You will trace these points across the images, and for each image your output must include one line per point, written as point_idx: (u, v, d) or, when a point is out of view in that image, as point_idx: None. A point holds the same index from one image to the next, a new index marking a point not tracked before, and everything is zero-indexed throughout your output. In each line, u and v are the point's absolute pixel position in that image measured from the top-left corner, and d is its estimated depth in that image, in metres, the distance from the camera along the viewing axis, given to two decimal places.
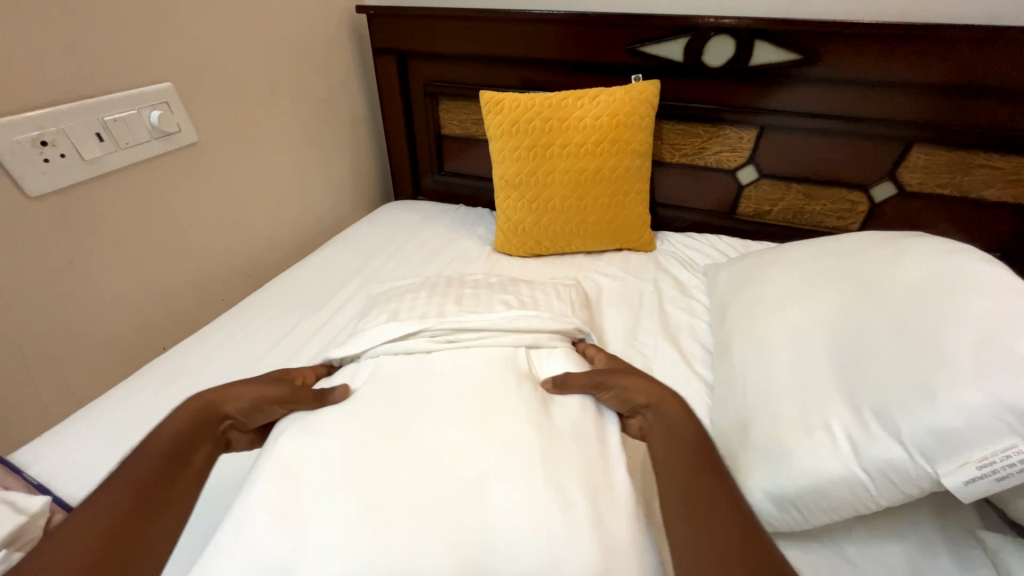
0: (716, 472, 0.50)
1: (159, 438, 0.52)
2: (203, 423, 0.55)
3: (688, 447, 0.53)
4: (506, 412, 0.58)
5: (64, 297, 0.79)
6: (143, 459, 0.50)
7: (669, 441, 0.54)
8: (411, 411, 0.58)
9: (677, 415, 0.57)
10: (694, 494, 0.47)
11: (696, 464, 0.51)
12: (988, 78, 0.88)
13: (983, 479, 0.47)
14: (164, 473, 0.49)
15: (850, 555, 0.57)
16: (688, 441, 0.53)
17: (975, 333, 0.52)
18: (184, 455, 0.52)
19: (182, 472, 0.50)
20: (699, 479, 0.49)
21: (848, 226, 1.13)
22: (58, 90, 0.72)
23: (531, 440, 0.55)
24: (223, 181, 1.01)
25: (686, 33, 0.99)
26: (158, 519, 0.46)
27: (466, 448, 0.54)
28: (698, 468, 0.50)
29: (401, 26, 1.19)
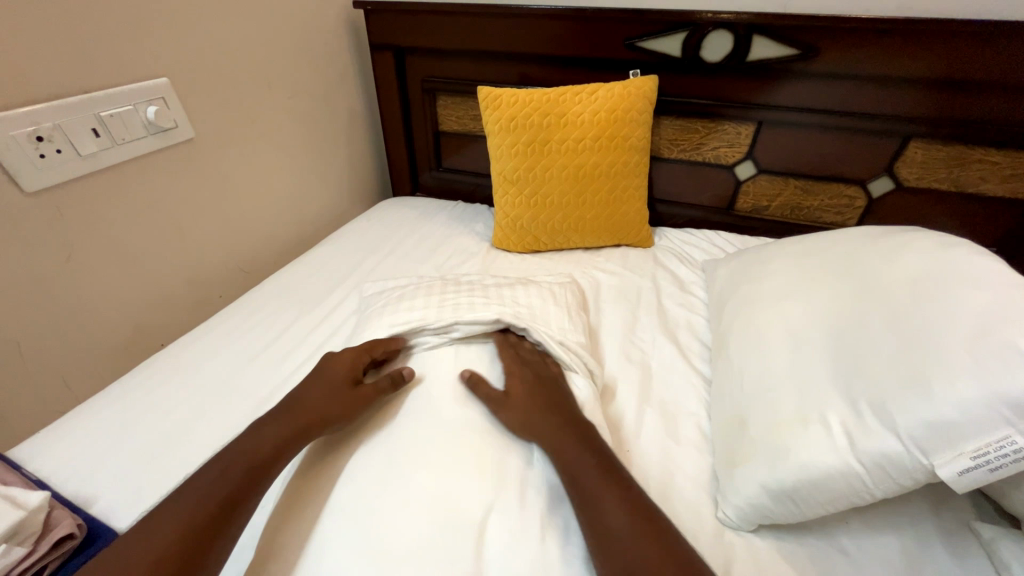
0: (633, 498, 0.55)
1: (248, 450, 0.59)
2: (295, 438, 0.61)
3: (589, 474, 0.57)
4: (465, 451, 0.62)
5: (61, 293, 0.79)
6: (224, 471, 0.57)
7: (569, 459, 0.60)
8: (407, 451, 0.62)
9: (582, 443, 0.61)
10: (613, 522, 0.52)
11: (615, 489, 0.56)
12: (984, 73, 0.88)
13: (977, 470, 0.48)
14: (241, 487, 0.56)
15: (846, 548, 0.57)
16: (591, 469, 0.58)
17: (970, 327, 0.52)
18: (261, 471, 0.58)
19: (257, 489, 0.57)
20: (619, 503, 0.54)
21: (846, 222, 1.13)
22: (53, 85, 0.72)
23: (498, 480, 0.61)
24: (219, 177, 1.00)
25: (684, 28, 0.99)
26: (219, 537, 0.52)
27: (439, 494, 0.58)
28: (592, 491, 0.55)
29: (398, 22, 1.19)
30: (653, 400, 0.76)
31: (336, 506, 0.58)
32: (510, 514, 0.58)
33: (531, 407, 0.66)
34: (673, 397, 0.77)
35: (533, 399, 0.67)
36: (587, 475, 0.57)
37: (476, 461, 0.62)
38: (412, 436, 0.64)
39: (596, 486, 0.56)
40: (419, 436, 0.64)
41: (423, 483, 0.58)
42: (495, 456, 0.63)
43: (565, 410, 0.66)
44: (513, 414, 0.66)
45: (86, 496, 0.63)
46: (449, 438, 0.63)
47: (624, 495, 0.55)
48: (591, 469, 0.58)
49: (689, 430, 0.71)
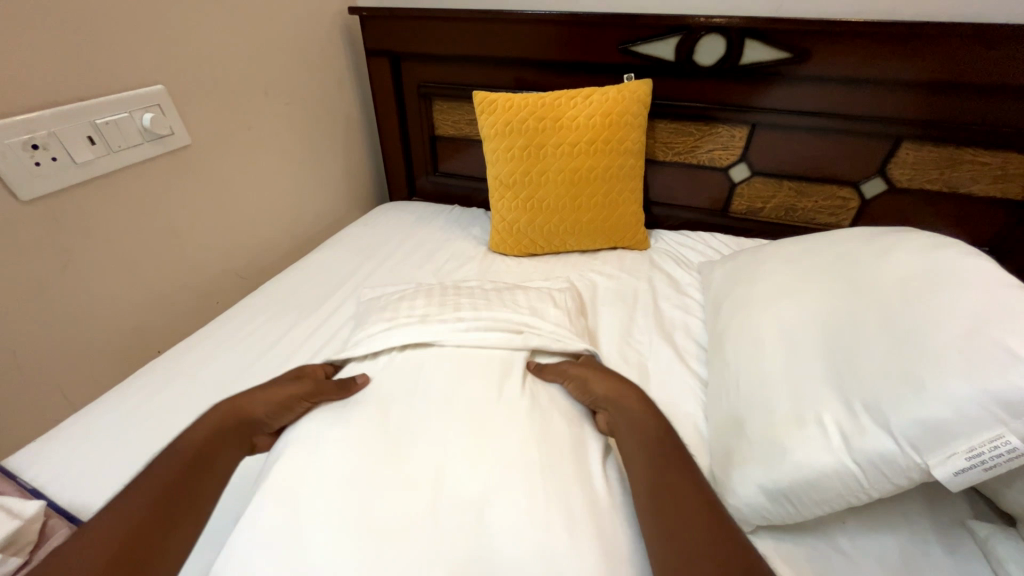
0: (689, 467, 0.58)
1: (191, 439, 0.59)
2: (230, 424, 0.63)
3: (651, 447, 0.61)
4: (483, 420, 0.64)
5: (57, 299, 0.79)
6: (173, 460, 0.56)
7: (644, 430, 0.63)
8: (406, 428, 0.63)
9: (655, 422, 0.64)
10: (673, 483, 0.55)
11: (678, 462, 0.58)
12: (974, 76, 0.89)
13: (972, 469, 0.48)
14: (186, 473, 0.56)
15: (844, 547, 0.57)
16: (654, 445, 0.61)
17: (963, 327, 0.52)
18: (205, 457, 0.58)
19: (205, 473, 0.57)
20: (675, 468, 0.57)
21: (840, 222, 1.14)
22: (48, 94, 0.72)
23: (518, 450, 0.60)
24: (216, 182, 1.00)
25: (677, 33, 1.00)
26: (177, 526, 0.52)
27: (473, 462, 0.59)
28: (655, 454, 0.60)
29: (394, 28, 1.20)
30: None
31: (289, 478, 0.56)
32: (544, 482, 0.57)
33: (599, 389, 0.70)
34: (671, 397, 0.77)
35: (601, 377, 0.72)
36: (652, 448, 0.60)
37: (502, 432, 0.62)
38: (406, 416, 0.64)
39: (661, 463, 0.58)
40: (419, 415, 0.65)
41: (417, 453, 0.60)
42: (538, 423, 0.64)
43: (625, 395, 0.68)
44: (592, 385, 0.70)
45: (82, 505, 0.62)
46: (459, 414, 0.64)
47: (679, 466, 0.57)
48: (653, 443, 0.61)
49: (687, 431, 0.72)
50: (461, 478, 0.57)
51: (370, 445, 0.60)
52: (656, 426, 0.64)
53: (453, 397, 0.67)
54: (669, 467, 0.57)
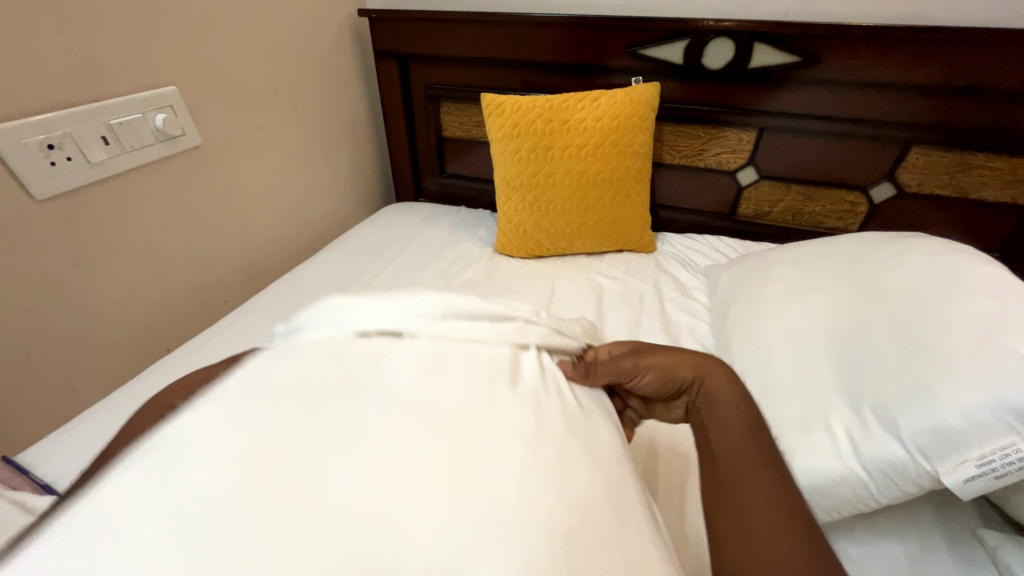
0: (785, 479, 0.48)
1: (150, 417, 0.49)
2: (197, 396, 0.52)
3: (751, 457, 0.49)
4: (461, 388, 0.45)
5: (70, 298, 0.80)
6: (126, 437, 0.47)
7: (730, 435, 0.52)
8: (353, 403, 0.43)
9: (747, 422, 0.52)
10: (759, 497, 0.46)
11: (769, 470, 0.48)
12: (986, 80, 0.88)
13: (982, 477, 0.48)
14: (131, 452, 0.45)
15: (852, 555, 0.57)
16: (754, 453, 0.49)
17: (975, 333, 0.52)
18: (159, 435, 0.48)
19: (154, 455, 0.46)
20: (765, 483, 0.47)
21: (848, 227, 1.13)
22: (64, 95, 0.73)
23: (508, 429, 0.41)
24: (225, 183, 1.01)
25: (685, 36, 1.00)
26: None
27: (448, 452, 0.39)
28: (746, 473, 0.48)
29: (403, 31, 1.20)
30: None
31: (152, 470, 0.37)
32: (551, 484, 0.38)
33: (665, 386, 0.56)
34: None
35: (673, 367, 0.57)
36: (744, 462, 0.49)
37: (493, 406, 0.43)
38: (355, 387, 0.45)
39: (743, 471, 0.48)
40: (396, 381, 0.46)
41: (379, 427, 0.41)
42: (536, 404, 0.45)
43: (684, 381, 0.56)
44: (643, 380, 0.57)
45: None
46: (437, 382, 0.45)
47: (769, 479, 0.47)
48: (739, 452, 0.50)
49: None
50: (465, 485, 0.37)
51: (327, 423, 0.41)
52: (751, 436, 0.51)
53: (461, 370, 0.47)
54: (748, 471, 0.48)
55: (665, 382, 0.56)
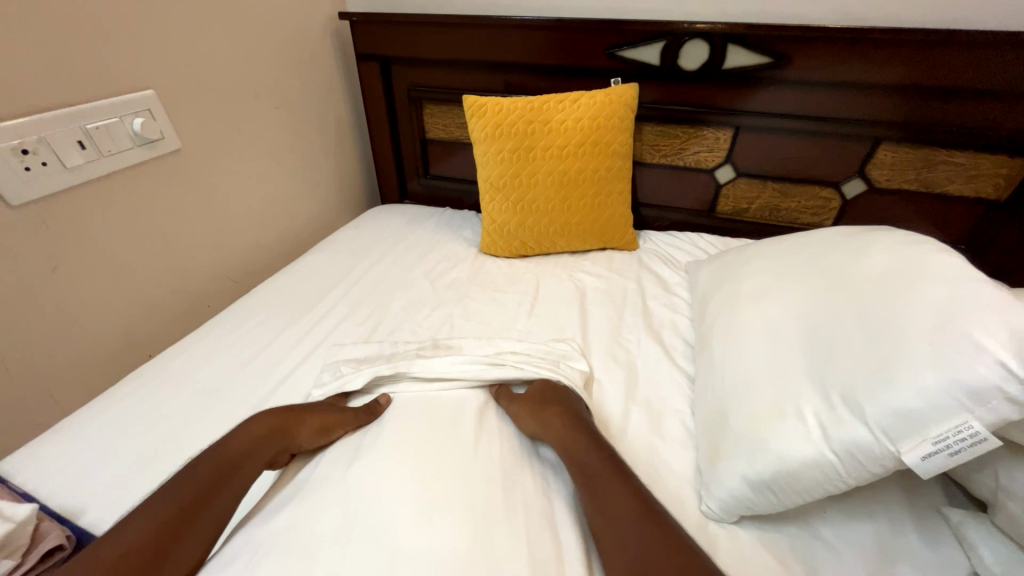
0: (628, 478, 0.59)
1: (233, 447, 0.62)
2: (264, 439, 0.64)
3: (594, 465, 0.61)
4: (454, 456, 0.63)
5: (47, 303, 0.78)
6: (200, 472, 0.59)
7: (573, 455, 0.63)
8: (375, 462, 0.61)
9: (588, 441, 0.64)
10: (614, 503, 0.55)
11: (615, 474, 0.59)
12: (946, 79, 0.92)
13: (939, 454, 0.50)
14: (213, 485, 0.58)
15: (825, 536, 0.59)
16: (596, 461, 0.61)
17: (933, 319, 0.55)
18: (232, 470, 0.60)
19: (227, 486, 0.59)
20: (620, 487, 0.57)
21: (822, 222, 1.17)
22: (38, 98, 0.72)
23: (482, 507, 0.57)
24: (205, 189, 1.01)
25: (662, 38, 1.02)
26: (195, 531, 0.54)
27: (442, 479, 0.59)
28: (602, 491, 0.57)
29: (384, 33, 1.21)
30: (639, 398, 0.78)
31: (257, 539, 0.54)
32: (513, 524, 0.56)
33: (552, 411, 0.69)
34: (658, 394, 0.79)
35: (543, 398, 0.72)
36: (591, 466, 0.61)
37: (464, 497, 0.58)
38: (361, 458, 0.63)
39: (601, 481, 0.59)
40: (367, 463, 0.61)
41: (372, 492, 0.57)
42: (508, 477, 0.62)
43: (577, 413, 0.69)
44: (530, 418, 0.69)
45: (75, 507, 0.62)
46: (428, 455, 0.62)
47: (624, 481, 0.58)
48: (597, 462, 0.61)
49: (673, 426, 0.74)
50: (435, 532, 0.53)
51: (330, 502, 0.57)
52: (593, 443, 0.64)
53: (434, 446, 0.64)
54: (608, 482, 0.58)
55: (533, 415, 0.70)
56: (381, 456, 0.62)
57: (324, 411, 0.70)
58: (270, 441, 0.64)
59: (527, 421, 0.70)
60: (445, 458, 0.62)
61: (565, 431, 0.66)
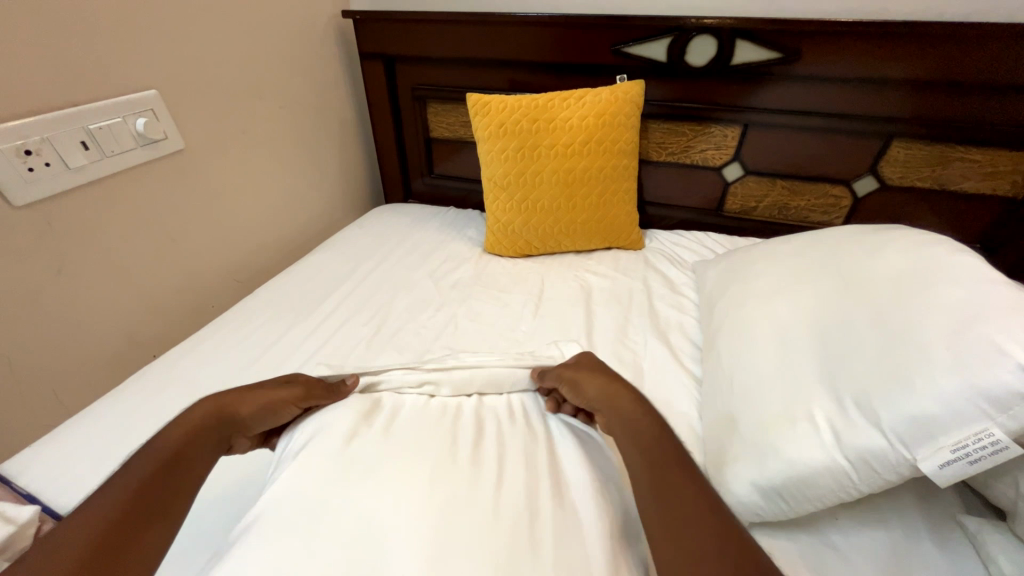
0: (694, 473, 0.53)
1: (166, 440, 0.54)
2: (206, 426, 0.58)
3: (664, 453, 0.55)
4: (489, 455, 0.57)
5: (51, 304, 0.79)
6: (148, 463, 0.52)
7: (643, 440, 0.57)
8: (366, 449, 0.55)
9: (656, 432, 0.58)
10: (684, 502, 0.49)
11: (682, 468, 0.53)
12: (963, 74, 0.90)
13: (957, 463, 0.48)
14: (157, 476, 0.51)
15: (837, 543, 0.58)
16: (668, 448, 0.56)
17: (951, 322, 0.53)
18: (178, 458, 0.54)
19: (178, 477, 0.52)
20: (690, 483, 0.51)
21: (832, 221, 1.15)
22: (41, 99, 0.72)
23: (482, 497, 0.50)
24: (210, 189, 1.01)
25: (669, 34, 1.01)
26: (153, 524, 0.48)
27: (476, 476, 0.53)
28: (669, 465, 0.53)
29: (387, 32, 1.20)
30: None
31: (270, 528, 0.47)
32: (540, 510, 0.50)
33: (619, 397, 0.63)
34: (665, 396, 0.78)
35: (604, 382, 0.65)
36: (663, 455, 0.55)
37: (467, 494, 0.50)
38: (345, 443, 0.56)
39: (675, 472, 0.52)
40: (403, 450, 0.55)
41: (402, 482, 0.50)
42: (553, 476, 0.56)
43: (641, 401, 0.63)
44: (590, 387, 0.64)
45: None
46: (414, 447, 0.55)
47: (692, 477, 0.52)
48: (670, 455, 0.55)
49: (681, 429, 0.72)
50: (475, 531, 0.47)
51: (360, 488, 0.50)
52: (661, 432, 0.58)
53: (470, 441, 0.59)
54: (681, 475, 0.52)
55: (594, 399, 0.63)
56: (407, 447, 0.55)
57: (268, 389, 0.64)
58: (212, 428, 0.58)
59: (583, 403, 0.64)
60: (453, 450, 0.55)
61: (632, 416, 0.61)
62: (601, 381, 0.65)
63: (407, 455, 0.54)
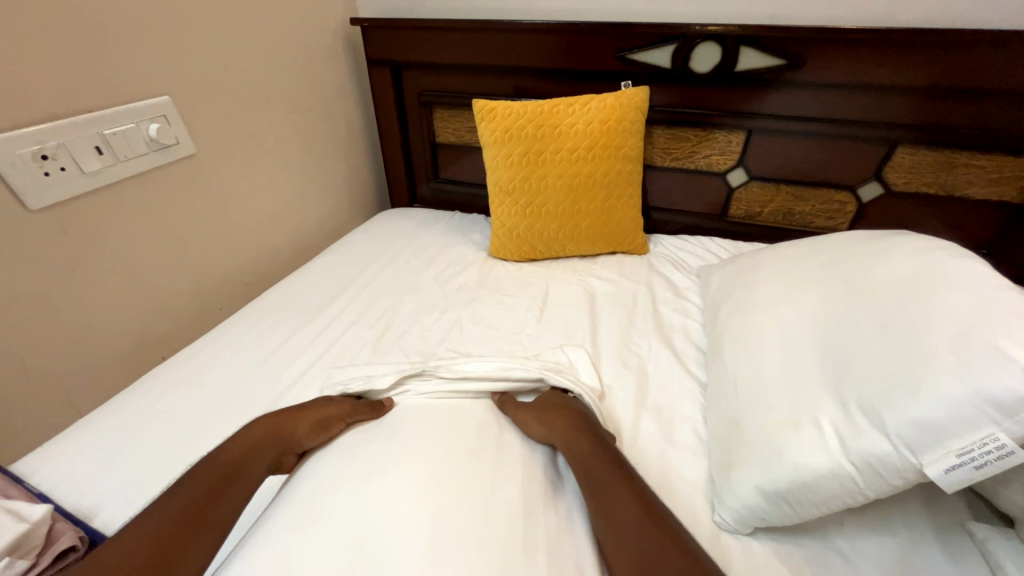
0: (631, 480, 0.58)
1: (232, 450, 0.62)
2: (264, 442, 0.64)
3: (598, 465, 0.61)
4: (456, 459, 0.61)
5: (64, 305, 0.80)
6: (200, 476, 0.59)
7: (579, 454, 0.63)
8: (380, 462, 0.60)
9: (598, 450, 0.63)
10: (619, 512, 0.54)
11: (618, 478, 0.59)
12: (967, 80, 0.90)
13: (964, 468, 0.48)
14: (211, 488, 0.58)
15: (843, 549, 0.58)
16: (597, 459, 0.61)
17: (956, 328, 0.53)
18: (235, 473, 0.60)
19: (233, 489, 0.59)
20: (624, 493, 0.56)
21: (837, 226, 1.15)
22: (57, 105, 0.74)
23: (492, 505, 0.56)
24: (219, 194, 1.02)
25: (673, 41, 1.02)
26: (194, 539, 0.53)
27: (456, 481, 0.58)
28: (604, 489, 0.57)
29: (395, 39, 1.22)
30: (650, 405, 0.77)
31: (261, 546, 0.52)
32: (516, 530, 0.54)
33: (560, 418, 0.68)
34: (669, 401, 0.78)
35: (553, 407, 0.70)
36: (600, 470, 0.60)
37: (450, 504, 0.55)
38: (362, 458, 0.62)
39: (608, 486, 0.58)
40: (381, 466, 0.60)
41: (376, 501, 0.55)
42: (516, 478, 0.61)
43: (584, 416, 0.68)
44: (536, 426, 0.68)
45: (88, 508, 0.63)
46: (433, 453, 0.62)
47: (628, 485, 0.57)
48: (602, 464, 0.60)
49: (685, 433, 0.72)
50: (449, 533, 0.52)
51: (340, 508, 0.55)
52: (598, 445, 0.63)
53: (456, 445, 0.64)
54: (614, 485, 0.57)
55: (547, 424, 0.68)
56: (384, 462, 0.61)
57: (320, 407, 0.70)
58: (269, 444, 0.64)
59: (534, 427, 0.68)
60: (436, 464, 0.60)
61: (568, 430, 0.66)
62: (550, 408, 0.70)
63: (389, 467, 0.59)
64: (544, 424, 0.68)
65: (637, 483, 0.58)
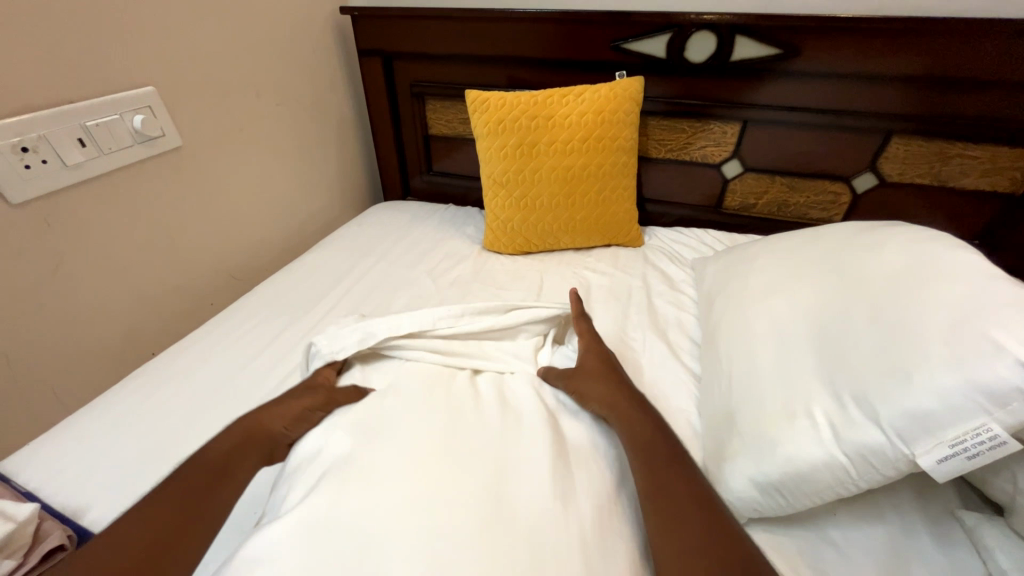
0: (682, 467, 0.57)
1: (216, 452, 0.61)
2: (254, 438, 0.64)
3: (660, 451, 0.59)
4: (526, 443, 0.60)
5: (49, 299, 0.78)
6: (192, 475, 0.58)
7: (641, 438, 0.61)
8: (421, 436, 0.58)
9: (645, 424, 0.64)
10: (669, 489, 0.54)
11: (674, 466, 0.57)
12: (962, 70, 0.90)
13: (955, 458, 0.49)
14: (205, 488, 0.57)
15: (835, 539, 0.58)
16: (660, 448, 0.60)
17: (950, 318, 0.53)
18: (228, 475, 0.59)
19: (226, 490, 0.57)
20: (676, 479, 0.56)
21: (831, 217, 1.14)
22: (36, 96, 0.72)
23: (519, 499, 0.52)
24: (208, 186, 1.00)
25: (668, 30, 1.00)
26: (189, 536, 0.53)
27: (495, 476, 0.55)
28: (661, 466, 0.57)
29: (386, 28, 1.19)
30: (643, 397, 0.77)
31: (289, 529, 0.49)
32: (551, 515, 0.51)
33: (611, 393, 0.68)
34: (664, 392, 0.78)
35: (602, 382, 0.70)
36: (655, 450, 0.59)
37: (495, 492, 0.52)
38: (406, 425, 0.59)
39: (659, 465, 0.57)
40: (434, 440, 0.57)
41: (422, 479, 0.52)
42: (560, 467, 0.57)
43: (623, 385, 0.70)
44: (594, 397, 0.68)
45: (76, 507, 0.62)
46: (441, 440, 0.57)
47: (678, 472, 0.57)
48: (658, 450, 0.59)
49: (680, 424, 0.72)
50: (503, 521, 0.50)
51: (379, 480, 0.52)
52: (658, 433, 0.62)
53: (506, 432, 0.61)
54: (665, 469, 0.57)
55: (605, 391, 0.69)
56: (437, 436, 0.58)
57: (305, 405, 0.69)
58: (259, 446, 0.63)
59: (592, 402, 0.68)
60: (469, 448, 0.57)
61: (617, 402, 0.67)
62: (599, 385, 0.70)
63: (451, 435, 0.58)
64: (600, 402, 0.67)
65: (688, 471, 0.57)
